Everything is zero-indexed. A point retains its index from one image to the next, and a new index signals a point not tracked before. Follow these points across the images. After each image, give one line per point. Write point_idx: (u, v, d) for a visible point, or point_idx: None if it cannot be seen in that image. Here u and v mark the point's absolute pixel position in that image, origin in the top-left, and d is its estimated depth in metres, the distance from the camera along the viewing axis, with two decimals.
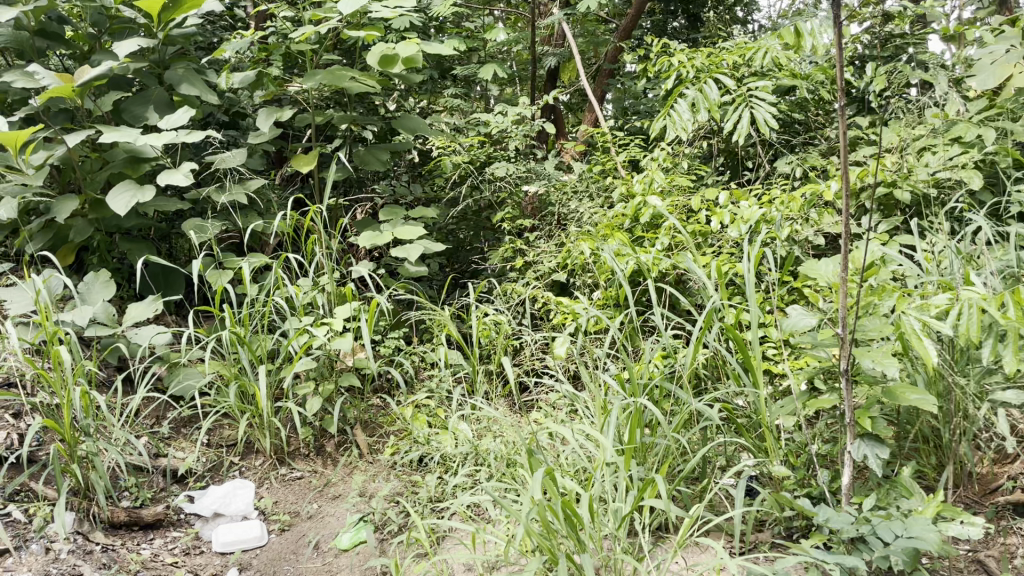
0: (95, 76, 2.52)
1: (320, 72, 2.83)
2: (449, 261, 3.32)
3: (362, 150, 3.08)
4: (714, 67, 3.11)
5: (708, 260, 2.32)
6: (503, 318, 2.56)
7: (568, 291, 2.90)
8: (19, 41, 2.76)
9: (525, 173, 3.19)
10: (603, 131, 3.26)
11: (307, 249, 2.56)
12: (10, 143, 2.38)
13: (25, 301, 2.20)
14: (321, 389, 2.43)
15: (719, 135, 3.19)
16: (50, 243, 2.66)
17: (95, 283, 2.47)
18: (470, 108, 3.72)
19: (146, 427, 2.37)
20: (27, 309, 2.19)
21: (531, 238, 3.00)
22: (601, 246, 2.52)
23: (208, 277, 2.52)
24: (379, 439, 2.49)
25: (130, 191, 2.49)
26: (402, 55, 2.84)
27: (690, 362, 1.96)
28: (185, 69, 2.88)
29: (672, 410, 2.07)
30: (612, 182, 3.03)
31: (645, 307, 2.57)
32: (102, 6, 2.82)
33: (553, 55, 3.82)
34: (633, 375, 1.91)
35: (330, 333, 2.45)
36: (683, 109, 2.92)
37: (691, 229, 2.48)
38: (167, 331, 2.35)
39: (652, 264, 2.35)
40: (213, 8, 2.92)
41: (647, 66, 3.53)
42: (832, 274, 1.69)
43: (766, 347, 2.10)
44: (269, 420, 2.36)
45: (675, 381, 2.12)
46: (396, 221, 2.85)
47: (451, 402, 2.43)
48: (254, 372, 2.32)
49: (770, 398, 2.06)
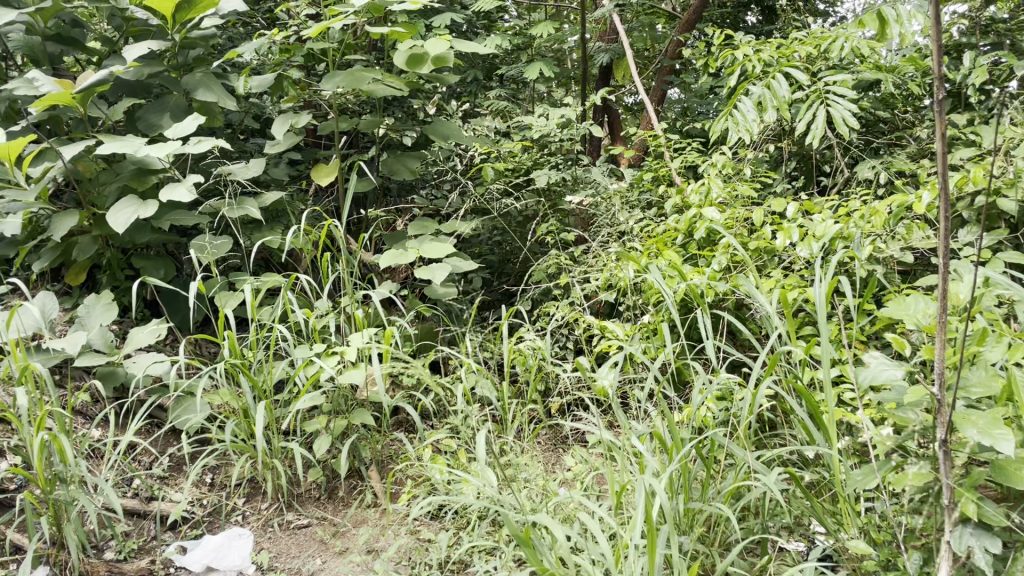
0: (97, 81, 2.34)
1: (341, 73, 2.57)
2: (492, 279, 3.02)
3: (391, 157, 2.83)
4: (785, 60, 2.75)
5: (773, 284, 1.97)
6: (538, 346, 2.27)
7: (615, 313, 2.58)
8: (30, 46, 2.62)
9: (569, 179, 2.92)
10: (658, 133, 2.93)
11: (322, 269, 2.32)
12: (5, 155, 2.25)
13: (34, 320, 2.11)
14: (332, 427, 2.18)
15: (790, 136, 2.83)
16: (57, 262, 2.52)
17: (96, 305, 2.28)
18: (516, 110, 3.44)
19: (143, 464, 2.17)
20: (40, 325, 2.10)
21: (576, 254, 2.68)
22: (646, 265, 2.20)
23: (215, 299, 2.31)
24: (398, 481, 2.23)
25: (131, 207, 2.30)
26: (429, 53, 2.56)
27: (747, 411, 1.64)
28: (202, 72, 2.69)
29: (726, 464, 1.74)
30: (666, 192, 2.70)
31: (700, 335, 2.23)
32: (116, 8, 2.65)
33: (606, 51, 3.51)
34: (674, 425, 1.59)
35: (342, 364, 2.20)
36: (747, 107, 2.56)
37: (753, 245, 2.13)
38: (163, 360, 2.14)
39: (707, 288, 2.02)
40: (233, 7, 2.72)
41: (709, 61, 3.20)
42: (923, 314, 1.35)
43: (842, 391, 1.75)
44: (272, 461, 2.12)
45: (732, 430, 1.79)
46: (424, 237, 2.58)
47: (475, 444, 2.14)
48: (255, 407, 2.08)
49: (847, 454, 1.71)
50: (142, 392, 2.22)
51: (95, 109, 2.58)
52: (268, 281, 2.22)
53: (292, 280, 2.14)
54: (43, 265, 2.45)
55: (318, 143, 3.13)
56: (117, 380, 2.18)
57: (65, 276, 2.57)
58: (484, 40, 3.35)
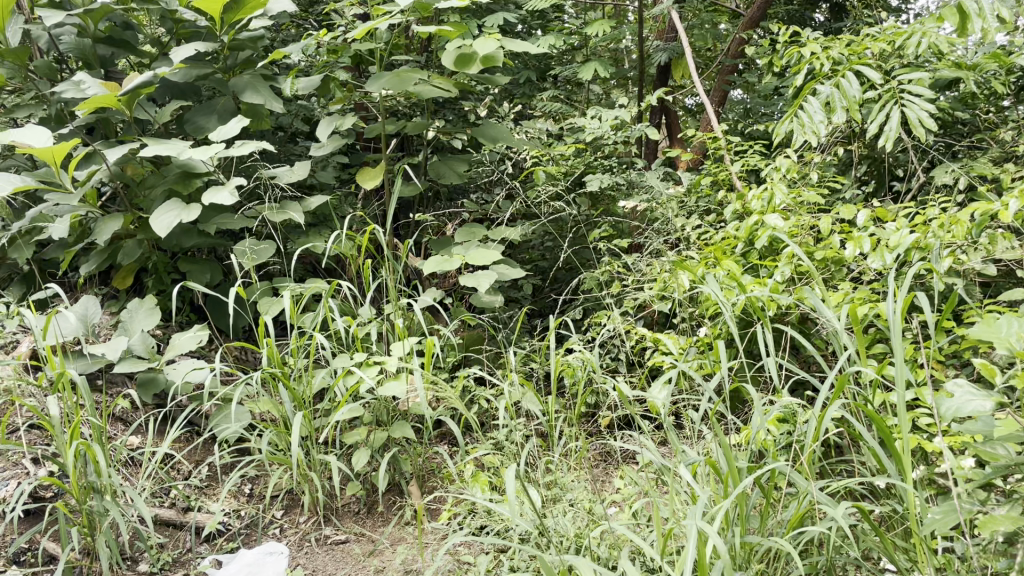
0: (142, 84, 2.32)
1: (388, 74, 2.51)
2: (542, 286, 2.93)
3: (437, 160, 2.79)
4: (856, 57, 2.58)
5: (842, 298, 1.83)
6: (587, 358, 2.16)
7: (670, 325, 2.45)
8: (81, 48, 2.63)
9: (623, 184, 2.84)
10: (718, 135, 2.79)
11: (366, 275, 2.24)
12: (51, 158, 2.24)
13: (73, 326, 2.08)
14: (372, 439, 2.10)
15: (861, 138, 2.66)
16: (104, 266, 2.51)
17: (139, 309, 2.26)
18: (569, 112, 3.34)
19: (181, 473, 2.13)
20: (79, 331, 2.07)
21: (630, 261, 2.56)
22: (702, 275, 2.07)
23: (257, 306, 2.26)
24: (439, 497, 2.14)
25: (174, 211, 2.27)
26: (479, 53, 2.48)
27: (812, 437, 1.50)
28: (250, 74, 2.65)
29: (788, 493, 1.61)
30: (726, 197, 2.56)
31: (761, 350, 2.09)
32: (166, 10, 2.63)
33: (664, 50, 3.38)
34: (731, 451, 1.47)
35: (383, 375, 2.12)
36: (814, 108, 2.41)
37: (819, 256, 1.99)
38: (203, 367, 2.10)
39: (769, 301, 1.88)
40: (281, 8, 2.67)
41: (773, 59, 3.04)
42: (1016, 338, 1.21)
43: (918, 417, 1.60)
44: (310, 473, 2.05)
45: (795, 455, 1.65)
46: (470, 242, 2.49)
47: (519, 461, 2.04)
48: (293, 417, 2.02)
49: (923, 486, 1.56)
50: (182, 399, 2.18)
51: (143, 112, 2.57)
52: (308, 287, 2.15)
53: (333, 287, 2.07)
54: (90, 268, 2.45)
55: (367, 146, 3.08)
56: (157, 387, 2.14)
57: (112, 279, 2.56)
58: (537, 40, 3.25)
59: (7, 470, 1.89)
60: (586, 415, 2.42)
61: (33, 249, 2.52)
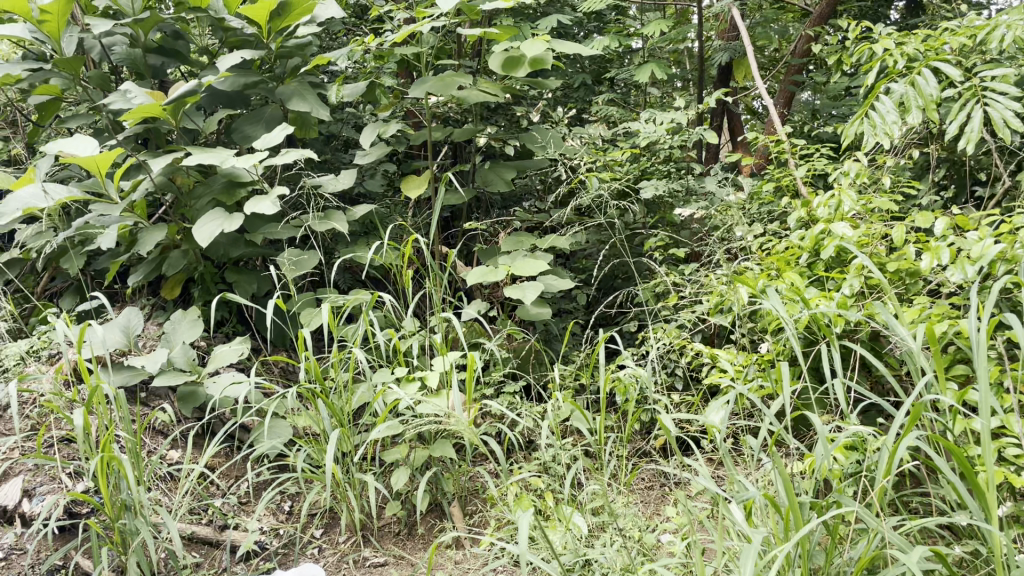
0: (187, 93, 2.28)
1: (432, 78, 2.44)
2: (595, 297, 2.84)
3: (485, 167, 2.76)
4: (934, 52, 2.39)
5: (919, 315, 1.67)
6: (638, 376, 2.03)
7: (729, 340, 2.31)
8: (132, 59, 2.63)
9: (680, 191, 2.71)
10: (781, 138, 2.63)
11: (406, 284, 2.11)
12: (97, 168, 2.23)
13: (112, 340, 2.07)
14: (413, 457, 2.02)
15: (940, 140, 2.47)
16: (151, 277, 2.49)
17: (182, 321, 2.22)
18: (625, 116, 3.22)
19: (220, 489, 2.08)
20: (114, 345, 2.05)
21: (687, 272, 2.43)
22: (762, 287, 1.93)
23: (299, 317, 2.21)
24: (481, 519, 2.04)
25: (217, 220, 2.23)
26: (527, 55, 2.39)
27: (885, 471, 1.35)
28: (297, 82, 2.60)
29: (857, 530, 1.46)
30: (790, 204, 2.41)
31: (828, 369, 1.94)
32: (215, 18, 2.60)
33: (725, 50, 3.23)
34: (791, 486, 1.33)
35: (423, 390, 2.04)
36: (886, 108, 2.24)
37: (891, 268, 1.82)
38: (241, 382, 2.04)
39: (835, 318, 1.73)
40: (328, 13, 2.63)
41: (842, 57, 2.86)
42: None
43: (1006, 448, 1.44)
44: (346, 492, 1.98)
45: (863, 487, 1.51)
46: (516, 252, 2.42)
47: (565, 484, 1.93)
48: (331, 435, 1.95)
49: (1011, 526, 1.39)
50: (221, 413, 2.14)
51: (191, 121, 2.54)
52: (350, 299, 2.08)
53: (374, 298, 1.99)
54: (136, 279, 2.43)
55: (417, 153, 3.01)
56: (197, 401, 2.09)
57: (161, 289, 2.54)
58: (592, 42, 3.14)
59: (45, 485, 1.89)
60: (638, 434, 2.30)
61: (83, 259, 2.52)
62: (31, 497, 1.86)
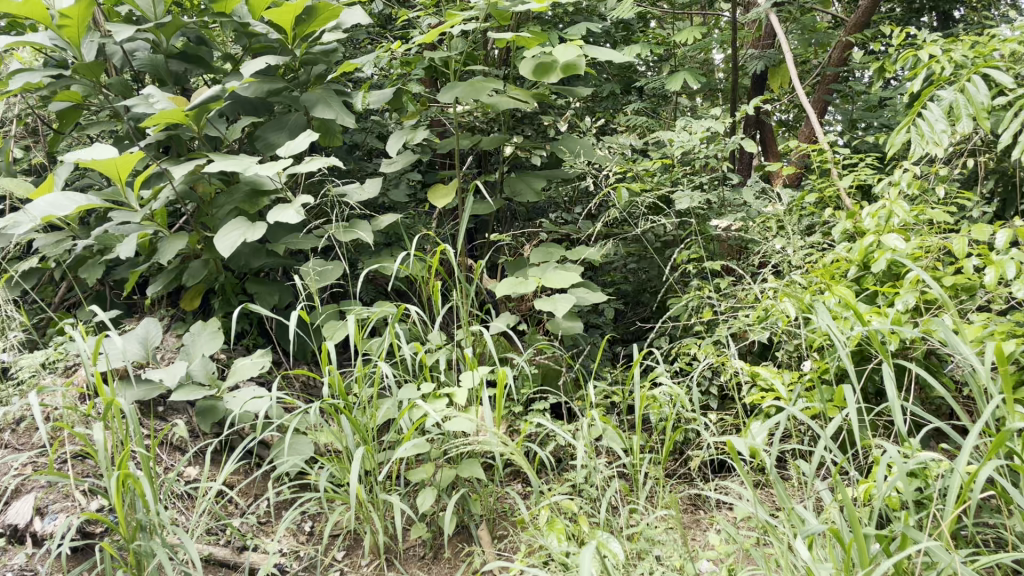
0: (208, 99, 2.22)
1: (462, 84, 2.37)
2: (625, 311, 2.76)
3: (513, 176, 2.68)
4: (984, 58, 2.30)
5: (982, 333, 1.56)
6: (676, 393, 1.94)
7: (769, 356, 2.22)
8: (155, 65, 2.53)
9: (714, 202, 2.62)
10: (822, 147, 2.53)
11: (433, 296, 2.03)
12: (116, 176, 2.17)
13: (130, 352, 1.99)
14: (440, 477, 1.93)
15: (990, 150, 2.37)
16: (170, 288, 2.42)
17: (202, 332, 2.15)
18: (656, 126, 3.14)
19: (238, 509, 2.00)
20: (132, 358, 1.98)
21: (724, 286, 2.34)
22: (809, 301, 1.84)
23: (322, 330, 2.14)
24: (511, 543, 1.95)
25: (239, 229, 2.16)
26: (559, 61, 2.32)
27: (955, 500, 1.24)
28: (321, 90, 2.54)
29: (923, 565, 1.35)
30: (832, 215, 2.31)
31: (879, 388, 1.84)
32: (238, 24, 2.54)
33: (759, 58, 3.15)
34: (856, 516, 1.23)
35: (451, 407, 1.96)
36: (934, 116, 2.14)
37: (947, 282, 1.72)
38: (263, 397, 1.95)
39: (889, 335, 1.63)
40: (355, 18, 2.56)
41: (884, 65, 2.78)
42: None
43: None
44: (370, 514, 1.88)
45: (929, 518, 1.40)
46: (546, 264, 2.33)
47: (601, 507, 1.83)
48: (355, 453, 1.86)
49: None
50: (240, 430, 2.06)
51: (213, 128, 2.48)
52: (374, 311, 2.00)
53: (400, 311, 1.91)
54: (155, 290, 2.36)
55: (442, 163, 2.94)
56: (216, 416, 2.02)
57: (180, 301, 2.47)
58: (622, 50, 3.06)
59: (58, 503, 1.82)
60: (674, 455, 2.20)
61: (101, 269, 2.46)
62: (44, 515, 1.79)
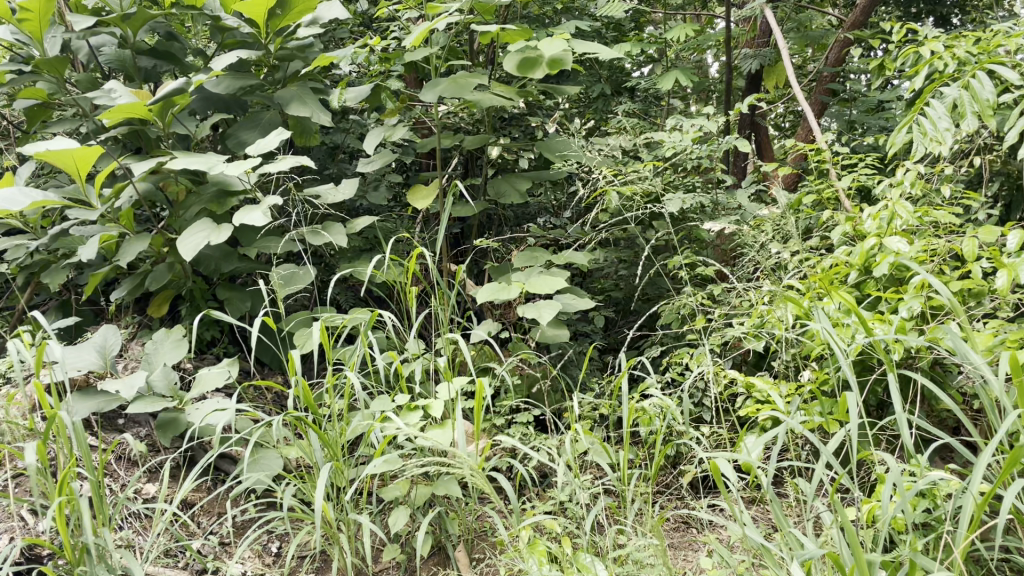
0: (172, 92, 2.10)
1: (444, 80, 2.27)
2: (614, 318, 2.65)
3: (498, 178, 2.58)
4: (990, 54, 2.19)
5: (993, 342, 1.45)
6: (666, 405, 1.83)
7: (764, 366, 2.11)
8: (121, 60, 2.43)
9: (707, 205, 2.51)
10: (820, 147, 2.42)
11: (408, 303, 1.90)
12: (75, 175, 2.04)
13: (85, 360, 1.86)
14: (414, 495, 1.81)
15: (995, 150, 2.26)
16: (136, 294, 2.30)
17: (164, 341, 2.02)
18: (647, 127, 3.03)
19: (200, 528, 1.88)
20: (87, 367, 1.84)
21: (717, 292, 2.22)
22: (806, 307, 1.72)
23: (293, 338, 2.05)
24: (489, 566, 1.82)
25: (204, 232, 2.04)
26: (546, 55, 2.22)
27: (969, 526, 1.12)
28: (298, 87, 2.43)
29: None
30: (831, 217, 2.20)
31: (881, 401, 1.72)
32: (210, 18, 2.42)
33: (754, 58, 3.06)
34: (861, 543, 1.11)
35: (426, 419, 1.83)
36: (938, 113, 2.03)
37: (954, 288, 1.61)
38: (226, 410, 1.83)
39: (893, 344, 1.51)
40: (333, 12, 2.44)
41: (884, 63, 2.67)
42: None
43: None
44: (337, 535, 1.76)
45: (937, 544, 1.28)
46: (530, 268, 2.22)
47: (585, 527, 1.71)
48: (320, 469, 1.74)
49: None
50: (203, 444, 1.93)
51: (182, 125, 2.38)
52: (346, 318, 1.89)
53: (374, 318, 1.77)
54: (119, 295, 2.24)
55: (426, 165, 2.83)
56: (177, 429, 1.89)
57: (147, 306, 2.35)
58: (612, 49, 2.96)
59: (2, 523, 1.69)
60: (665, 470, 2.09)
61: (65, 274, 2.34)
62: None
